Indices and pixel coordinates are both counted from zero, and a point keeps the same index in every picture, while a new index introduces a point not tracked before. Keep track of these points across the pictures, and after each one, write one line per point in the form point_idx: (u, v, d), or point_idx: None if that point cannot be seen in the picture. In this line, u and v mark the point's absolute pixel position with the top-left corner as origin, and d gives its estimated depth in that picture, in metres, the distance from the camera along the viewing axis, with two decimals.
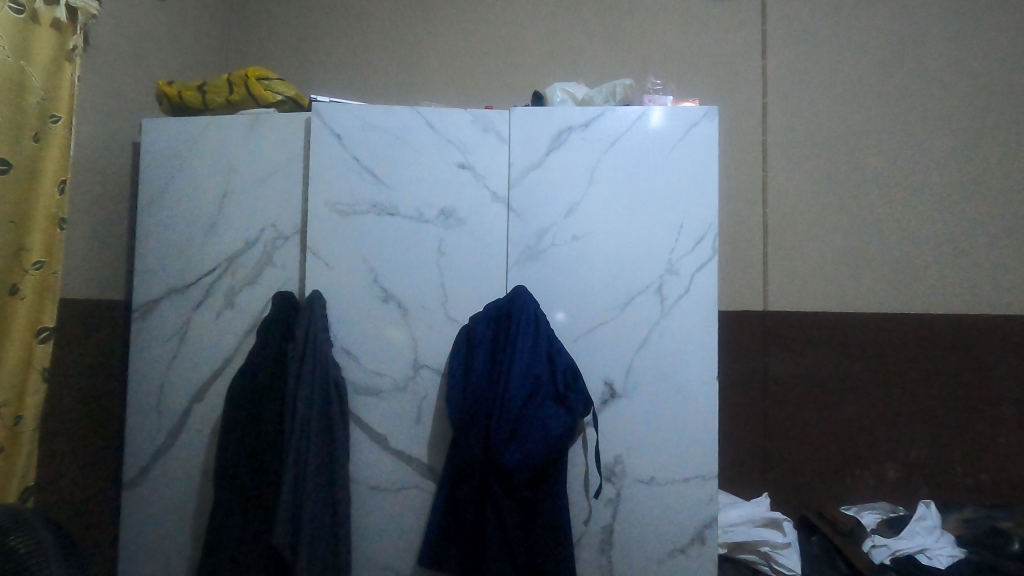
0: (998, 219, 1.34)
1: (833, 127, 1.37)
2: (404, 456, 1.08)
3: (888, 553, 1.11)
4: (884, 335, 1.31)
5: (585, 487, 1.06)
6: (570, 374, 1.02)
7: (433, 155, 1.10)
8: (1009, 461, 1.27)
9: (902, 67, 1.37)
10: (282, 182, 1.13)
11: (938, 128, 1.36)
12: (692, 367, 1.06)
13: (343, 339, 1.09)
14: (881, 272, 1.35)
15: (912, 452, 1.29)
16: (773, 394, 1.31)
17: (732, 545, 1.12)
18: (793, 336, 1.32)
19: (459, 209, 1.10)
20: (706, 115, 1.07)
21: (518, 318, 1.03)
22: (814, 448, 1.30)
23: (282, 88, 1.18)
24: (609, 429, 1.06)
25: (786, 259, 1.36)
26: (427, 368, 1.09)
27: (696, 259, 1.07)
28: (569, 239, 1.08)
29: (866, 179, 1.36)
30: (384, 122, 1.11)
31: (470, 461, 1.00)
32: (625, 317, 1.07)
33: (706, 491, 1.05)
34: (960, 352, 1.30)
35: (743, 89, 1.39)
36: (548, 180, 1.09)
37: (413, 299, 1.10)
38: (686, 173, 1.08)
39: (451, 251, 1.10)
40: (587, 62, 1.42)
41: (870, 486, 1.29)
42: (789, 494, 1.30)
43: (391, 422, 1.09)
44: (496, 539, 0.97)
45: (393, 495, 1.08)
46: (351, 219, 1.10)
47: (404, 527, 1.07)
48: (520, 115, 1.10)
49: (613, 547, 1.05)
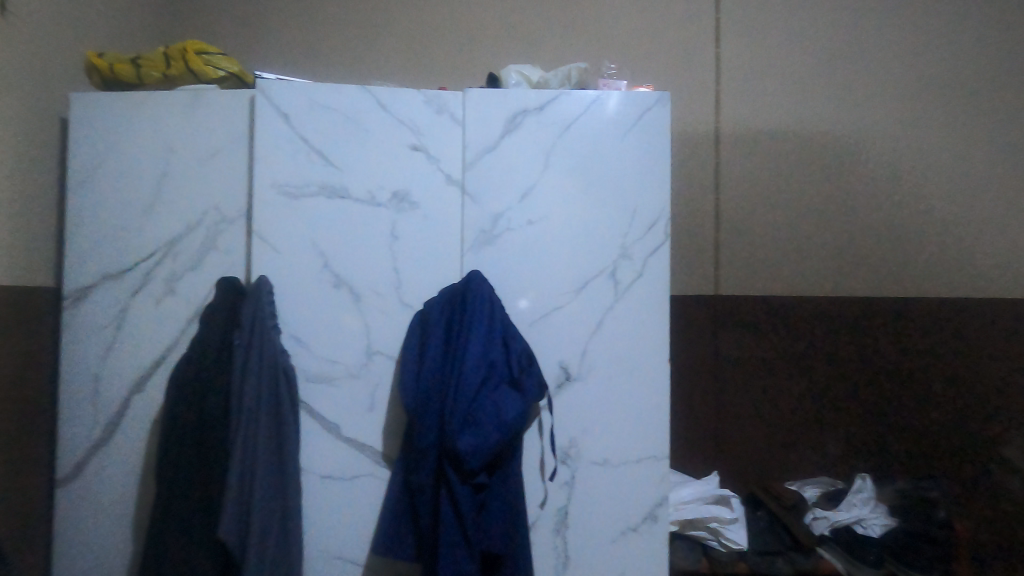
0: (929, 208, 1.41)
1: (781, 117, 1.41)
2: (357, 444, 1.06)
3: (827, 525, 1.17)
4: (827, 317, 1.36)
5: (541, 470, 1.06)
6: (525, 358, 1.03)
7: (385, 135, 1.08)
8: (942, 437, 1.34)
9: (850, 60, 1.41)
10: (226, 163, 1.08)
11: (884, 119, 1.41)
12: (643, 350, 1.08)
13: (293, 326, 1.07)
14: (822, 259, 1.40)
15: (852, 428, 1.34)
16: (723, 375, 1.34)
17: (682, 522, 1.15)
18: (742, 319, 1.35)
19: (412, 192, 1.08)
20: (660, 100, 1.08)
21: (473, 302, 1.02)
22: (762, 426, 1.34)
23: (224, 64, 1.12)
24: (564, 413, 1.07)
25: (735, 245, 1.40)
26: (380, 355, 1.07)
27: (648, 244, 1.08)
28: (524, 223, 1.08)
29: (815, 168, 1.40)
30: (333, 103, 1.07)
31: (425, 447, 1.00)
32: (580, 301, 1.08)
33: (658, 471, 1.07)
34: (899, 334, 1.35)
35: (697, 78, 1.41)
36: (503, 163, 1.08)
37: (365, 284, 1.07)
38: (641, 158, 1.08)
39: (405, 235, 1.08)
40: (543, 45, 1.41)
41: (814, 462, 1.34)
42: (738, 472, 1.34)
43: (344, 410, 1.06)
44: (451, 524, 0.97)
45: (348, 484, 1.06)
46: (299, 201, 1.06)
47: (359, 516, 1.06)
48: (475, 96, 1.08)
49: (568, 528, 1.06)
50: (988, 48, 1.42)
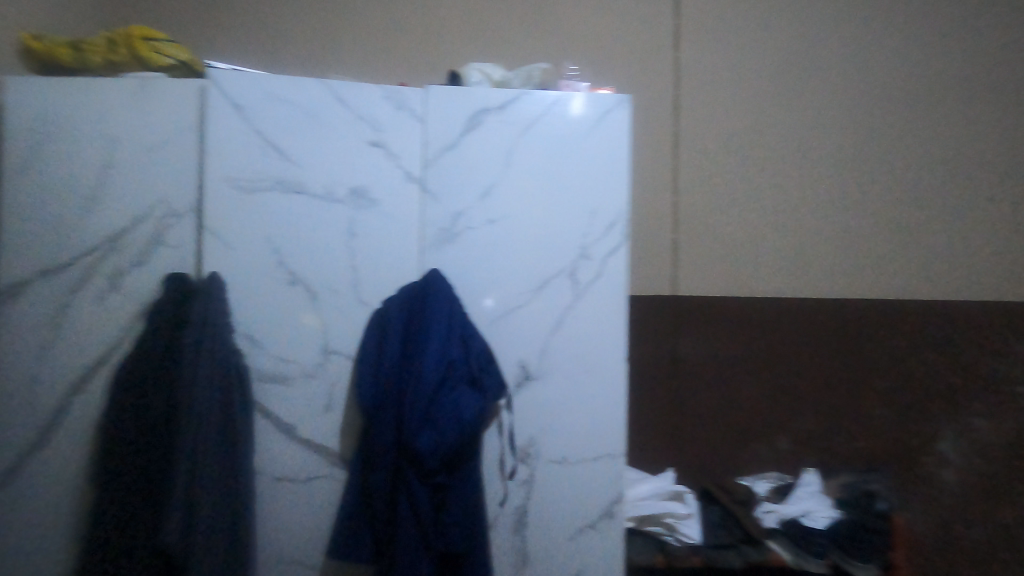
0: (874, 214, 1.47)
1: (737, 122, 1.44)
2: (313, 445, 1.04)
3: (776, 518, 1.22)
4: (779, 318, 1.40)
5: (500, 469, 1.07)
6: (484, 358, 1.03)
7: (343, 130, 1.06)
8: (885, 432, 1.40)
9: (801, 69, 1.46)
10: (175, 154, 1.04)
11: (835, 127, 1.47)
12: (602, 349, 1.09)
13: (245, 324, 1.03)
14: (774, 261, 1.45)
15: (801, 425, 1.39)
16: (680, 374, 1.37)
17: (639, 518, 1.17)
18: (698, 318, 1.39)
19: (371, 188, 1.06)
20: (620, 103, 1.10)
21: (433, 302, 1.02)
22: (716, 423, 1.38)
23: (174, 51, 1.08)
24: (523, 412, 1.07)
25: (693, 247, 1.43)
26: (337, 354, 1.05)
27: (608, 244, 1.09)
28: (485, 222, 1.07)
29: (768, 173, 1.45)
30: (290, 95, 1.04)
31: (383, 447, 0.99)
32: (540, 301, 1.08)
33: (615, 468, 1.09)
34: (846, 334, 1.41)
35: (656, 82, 1.43)
36: (464, 162, 1.07)
37: (321, 282, 1.05)
38: (601, 160, 1.10)
39: (363, 233, 1.06)
40: (505, 44, 1.41)
41: (766, 458, 1.38)
42: (693, 468, 1.37)
43: (298, 411, 1.04)
44: (408, 525, 0.96)
45: (302, 486, 1.03)
46: (253, 196, 1.03)
47: (313, 519, 1.03)
48: (436, 93, 1.07)
49: (527, 527, 1.06)
50: (930, 63, 1.49)
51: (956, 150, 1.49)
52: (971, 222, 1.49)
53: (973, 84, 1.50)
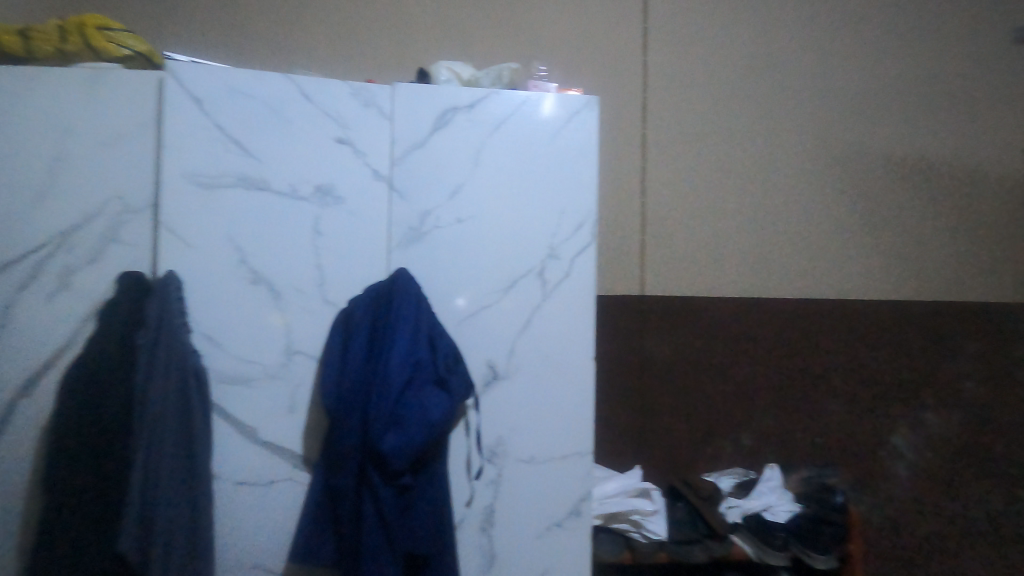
0: (834, 216, 1.52)
1: (702, 125, 1.47)
2: (275, 447, 1.02)
3: (739, 513, 1.24)
4: (743, 317, 1.43)
5: (467, 469, 1.06)
6: (451, 357, 1.02)
7: (309, 127, 1.04)
8: (843, 428, 1.44)
9: (765, 74, 1.50)
10: (131, 148, 1.00)
11: (796, 131, 1.51)
12: (569, 348, 1.10)
13: (204, 324, 1.00)
14: (738, 261, 1.48)
15: (764, 422, 1.42)
16: (647, 372, 1.39)
17: (607, 515, 1.18)
18: (665, 318, 1.41)
19: (337, 186, 1.04)
20: (588, 104, 1.11)
21: (400, 301, 1.01)
22: (682, 421, 1.40)
23: (130, 42, 1.05)
24: (491, 411, 1.07)
25: (660, 247, 1.45)
26: (301, 355, 1.03)
27: (576, 244, 1.10)
28: (453, 221, 1.07)
29: (733, 175, 1.48)
30: (252, 89, 1.02)
31: (347, 449, 0.97)
32: (508, 300, 1.08)
33: (582, 466, 1.09)
34: (806, 333, 1.45)
35: (625, 84, 1.45)
36: (432, 161, 1.07)
37: (285, 281, 1.03)
38: (569, 160, 1.10)
39: (329, 231, 1.04)
40: (475, 43, 1.41)
41: (729, 455, 1.41)
42: (660, 465, 1.39)
43: (260, 412, 1.02)
44: (373, 528, 0.95)
45: (264, 489, 1.01)
46: (213, 193, 1.01)
47: (275, 523, 1.01)
48: (404, 90, 1.06)
49: (494, 527, 1.06)
50: (886, 71, 1.55)
51: (909, 156, 1.55)
52: (923, 225, 1.55)
53: (924, 93, 1.56)
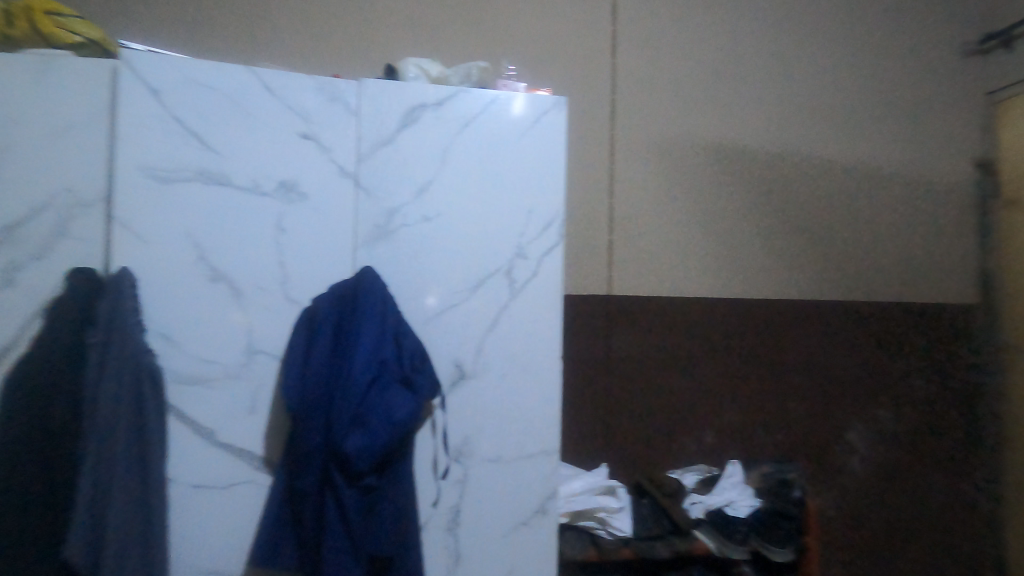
0: (794, 219, 1.56)
1: (669, 127, 1.50)
2: (235, 449, 0.99)
3: (701, 508, 1.26)
4: (707, 317, 1.47)
5: (433, 469, 1.06)
6: (417, 357, 1.01)
7: (272, 121, 1.01)
8: (801, 424, 1.49)
9: (730, 79, 1.53)
10: (83, 139, 0.96)
11: (760, 135, 1.55)
12: (536, 348, 1.10)
13: (161, 322, 0.97)
14: (703, 262, 1.51)
15: (727, 419, 1.46)
16: (614, 371, 1.41)
17: (572, 513, 1.19)
18: (631, 317, 1.43)
19: (301, 182, 1.02)
20: (556, 104, 1.11)
21: (365, 299, 0.99)
22: (648, 419, 1.42)
23: (83, 29, 1.00)
24: (458, 411, 1.07)
25: (628, 247, 1.47)
26: (262, 354, 1.00)
27: (544, 244, 1.10)
28: (420, 219, 1.06)
29: (698, 177, 1.51)
30: (213, 82, 0.99)
31: (310, 450, 0.95)
32: (475, 300, 1.08)
33: (549, 465, 1.10)
34: (767, 332, 1.49)
35: (594, 86, 1.46)
36: (399, 158, 1.05)
37: (246, 279, 1.00)
38: (537, 160, 1.11)
39: (292, 228, 1.02)
40: (444, 40, 1.40)
41: (693, 452, 1.44)
42: (626, 463, 1.41)
43: (220, 414, 0.99)
44: (336, 529, 0.94)
45: (223, 492, 0.98)
46: (171, 187, 0.97)
47: (235, 525, 0.98)
48: (371, 86, 1.05)
49: (460, 527, 1.06)
50: (844, 79, 1.60)
51: (866, 161, 1.61)
52: (878, 229, 1.61)
53: (880, 101, 1.62)
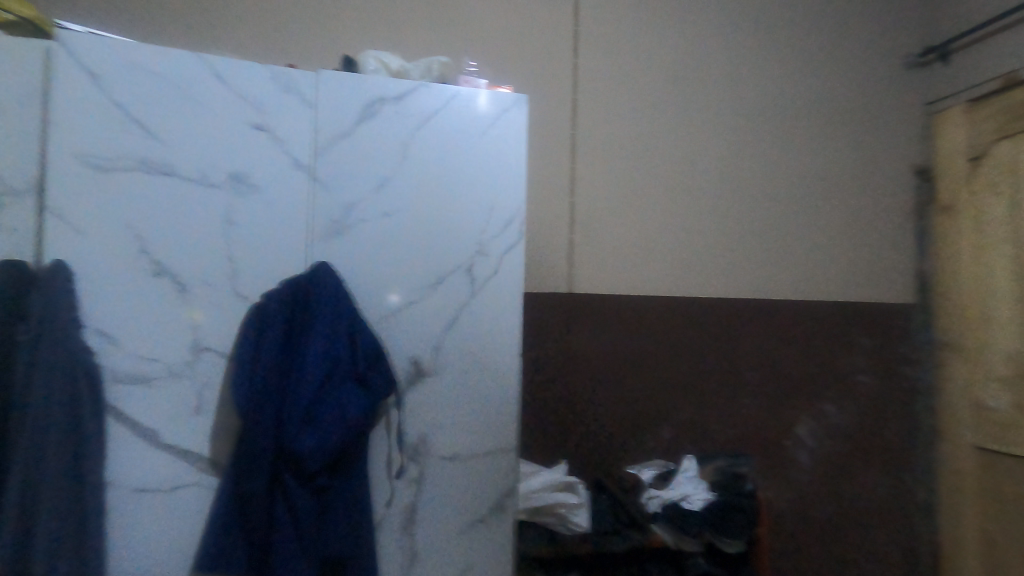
0: (748, 220, 1.61)
1: (629, 128, 1.52)
2: (179, 451, 0.95)
3: (658, 502, 1.29)
4: (664, 315, 1.50)
5: (388, 468, 1.04)
6: (373, 355, 1.00)
7: (222, 110, 0.98)
8: (753, 420, 1.53)
9: (688, 83, 1.57)
10: (13, 122, 0.90)
11: (717, 138, 1.59)
12: (495, 346, 1.10)
13: (99, 318, 0.92)
14: (661, 262, 1.54)
15: (683, 415, 1.49)
16: (574, 369, 1.42)
17: (531, 510, 1.19)
18: (591, 315, 1.44)
19: (252, 174, 0.99)
20: (517, 102, 1.11)
21: (319, 295, 0.97)
22: (607, 416, 1.44)
23: (15, 6, 0.94)
24: (414, 409, 1.05)
25: (588, 246, 1.48)
26: (209, 352, 0.97)
27: (504, 242, 1.10)
28: (378, 215, 1.04)
29: (657, 178, 1.54)
30: (159, 67, 0.95)
31: (260, 450, 0.92)
32: (434, 297, 1.07)
33: (507, 463, 1.10)
34: (722, 331, 1.53)
35: (556, 85, 1.47)
36: (356, 151, 1.03)
37: (192, 273, 0.96)
38: (498, 157, 1.10)
39: (242, 221, 0.98)
40: (405, 34, 1.38)
41: (650, 448, 1.46)
42: (584, 460, 1.42)
43: (163, 414, 0.95)
44: (286, 532, 0.92)
45: (166, 496, 0.94)
46: (111, 176, 0.93)
47: (177, 531, 0.94)
48: (328, 78, 1.02)
49: (416, 526, 1.05)
50: (795, 86, 1.66)
51: (815, 166, 1.67)
52: (826, 231, 1.68)
53: (829, 109, 1.69)
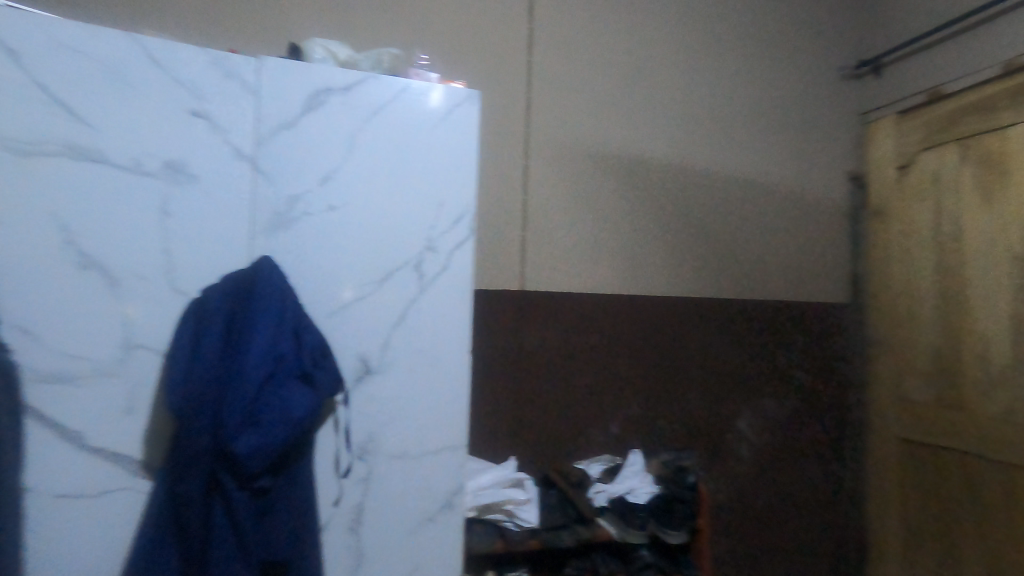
0: (695, 221, 1.66)
1: (581, 128, 1.54)
2: (109, 453, 0.90)
3: (605, 497, 1.32)
4: (614, 313, 1.53)
5: (334, 467, 1.02)
6: (319, 351, 0.97)
7: (157, 95, 0.93)
8: (698, 414, 1.59)
9: (638, 85, 1.60)
10: None
11: (665, 140, 1.63)
12: (445, 342, 1.09)
13: (17, 313, 0.86)
14: (612, 260, 1.57)
15: (631, 410, 1.52)
16: (524, 365, 1.43)
17: (480, 507, 1.20)
18: (542, 312, 1.46)
19: (190, 163, 0.95)
20: (469, 98, 1.11)
21: (261, 290, 0.94)
22: (557, 411, 1.46)
23: None
24: (362, 407, 1.04)
25: (540, 243, 1.50)
26: (142, 349, 0.92)
27: (454, 238, 1.10)
28: (324, 208, 1.01)
29: (608, 177, 1.57)
30: (86, 46, 0.89)
31: (196, 451, 0.89)
32: (382, 293, 1.05)
33: (456, 461, 1.09)
34: (669, 328, 1.58)
35: (509, 82, 1.47)
36: (301, 142, 1.00)
37: (123, 266, 0.91)
38: (449, 153, 1.09)
39: (179, 212, 0.94)
40: (355, 24, 1.35)
41: (599, 443, 1.49)
42: (534, 455, 1.43)
43: (90, 415, 0.89)
44: (223, 535, 0.89)
45: (94, 501, 0.89)
46: (32, 161, 0.87)
47: (106, 537, 0.90)
48: (272, 65, 0.99)
49: (363, 526, 1.03)
50: (740, 92, 1.72)
51: (758, 169, 1.74)
52: (768, 232, 1.75)
53: (771, 115, 1.76)
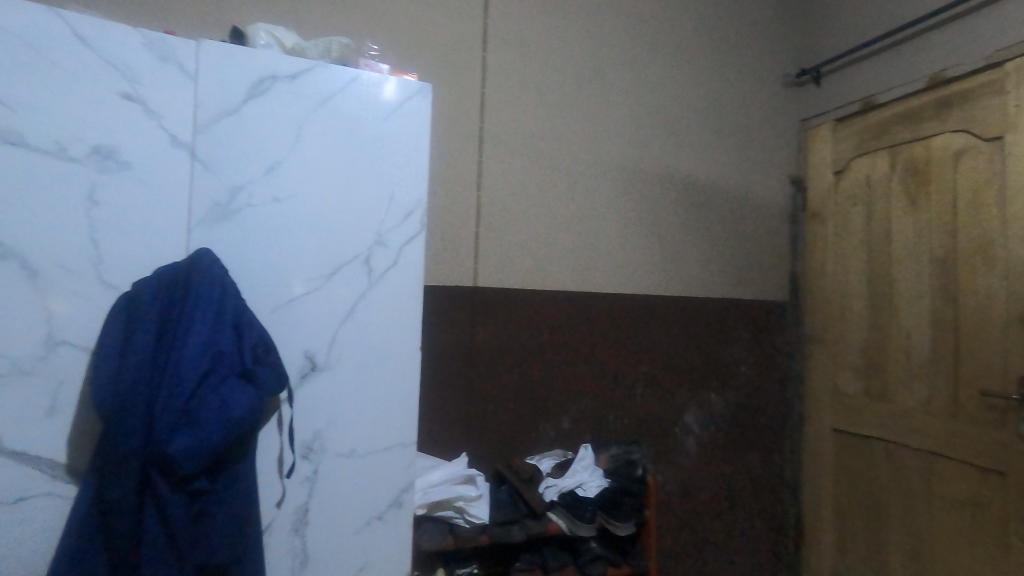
0: (645, 219, 1.70)
1: (535, 125, 1.55)
2: (29, 457, 0.84)
3: (555, 491, 1.32)
4: (565, 309, 1.55)
5: (278, 466, 0.99)
6: (261, 347, 0.94)
7: (85, 75, 0.87)
8: (646, 408, 1.63)
9: (591, 84, 1.63)
10: None
11: (617, 140, 1.66)
12: (394, 338, 1.07)
13: None
14: (564, 256, 1.59)
15: (582, 405, 1.55)
16: (477, 361, 1.43)
17: (430, 505, 1.18)
18: (495, 308, 1.46)
19: (122, 149, 0.89)
20: (421, 91, 1.09)
21: (199, 284, 0.90)
22: (509, 407, 1.46)
23: None
24: (307, 405, 1.01)
25: (494, 239, 1.50)
26: (67, 345, 0.86)
27: (404, 232, 1.08)
28: (267, 200, 0.98)
29: (562, 175, 1.59)
30: (3, 20, 0.83)
31: (126, 454, 0.83)
32: (330, 288, 1.02)
33: (405, 458, 1.08)
34: (619, 324, 1.61)
35: (463, 76, 1.47)
36: (244, 131, 0.96)
37: (46, 257, 0.85)
38: (399, 146, 1.08)
39: (109, 201, 0.89)
40: (301, 10, 1.31)
41: (551, 437, 1.51)
42: (486, 451, 1.43)
43: (8, 416, 0.83)
44: (156, 542, 0.84)
45: (13, 509, 0.84)
46: None
47: (27, 547, 0.84)
48: (212, 49, 0.95)
49: (308, 527, 1.01)
50: (689, 96, 1.77)
51: (706, 171, 1.80)
52: (714, 232, 1.81)
53: (718, 118, 1.82)
